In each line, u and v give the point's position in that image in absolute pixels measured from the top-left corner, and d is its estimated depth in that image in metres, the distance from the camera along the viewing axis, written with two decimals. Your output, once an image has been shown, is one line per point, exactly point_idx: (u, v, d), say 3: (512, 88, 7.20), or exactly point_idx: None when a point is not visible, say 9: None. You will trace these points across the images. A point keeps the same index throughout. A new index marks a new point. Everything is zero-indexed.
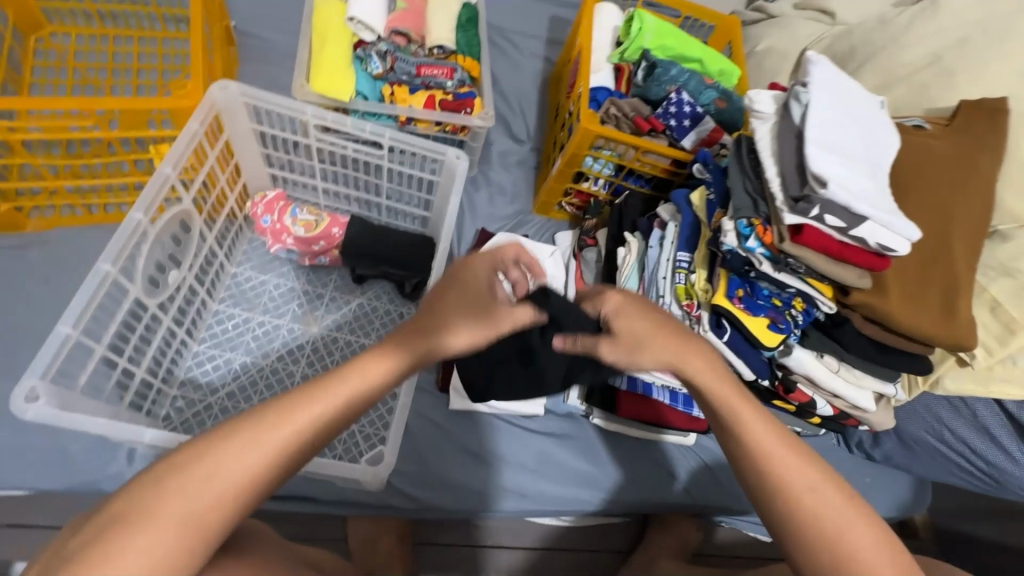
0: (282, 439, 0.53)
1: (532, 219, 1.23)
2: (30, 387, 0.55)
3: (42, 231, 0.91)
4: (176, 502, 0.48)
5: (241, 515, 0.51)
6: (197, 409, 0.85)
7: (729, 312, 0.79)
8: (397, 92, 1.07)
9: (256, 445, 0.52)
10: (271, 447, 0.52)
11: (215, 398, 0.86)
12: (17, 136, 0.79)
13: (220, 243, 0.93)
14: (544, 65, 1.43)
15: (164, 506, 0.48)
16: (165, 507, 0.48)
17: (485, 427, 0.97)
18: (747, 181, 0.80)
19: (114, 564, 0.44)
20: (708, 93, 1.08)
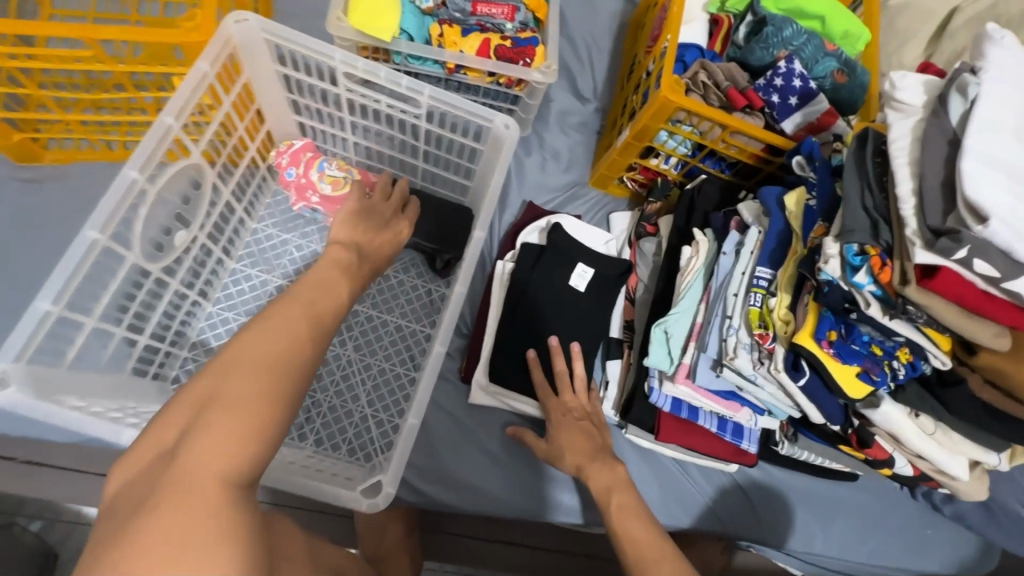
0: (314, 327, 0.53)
1: (587, 194, 1.09)
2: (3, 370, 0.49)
3: (59, 164, 0.86)
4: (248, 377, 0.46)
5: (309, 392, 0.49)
6: None
7: (812, 355, 0.64)
8: (447, 33, 0.92)
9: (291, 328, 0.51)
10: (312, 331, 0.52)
11: None
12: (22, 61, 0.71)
13: (240, 196, 0.85)
14: (624, 7, 1.21)
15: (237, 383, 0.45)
16: (238, 383, 0.45)
17: (506, 427, 0.89)
18: (867, 193, 0.63)
19: (209, 434, 0.41)
20: (826, 63, 0.86)
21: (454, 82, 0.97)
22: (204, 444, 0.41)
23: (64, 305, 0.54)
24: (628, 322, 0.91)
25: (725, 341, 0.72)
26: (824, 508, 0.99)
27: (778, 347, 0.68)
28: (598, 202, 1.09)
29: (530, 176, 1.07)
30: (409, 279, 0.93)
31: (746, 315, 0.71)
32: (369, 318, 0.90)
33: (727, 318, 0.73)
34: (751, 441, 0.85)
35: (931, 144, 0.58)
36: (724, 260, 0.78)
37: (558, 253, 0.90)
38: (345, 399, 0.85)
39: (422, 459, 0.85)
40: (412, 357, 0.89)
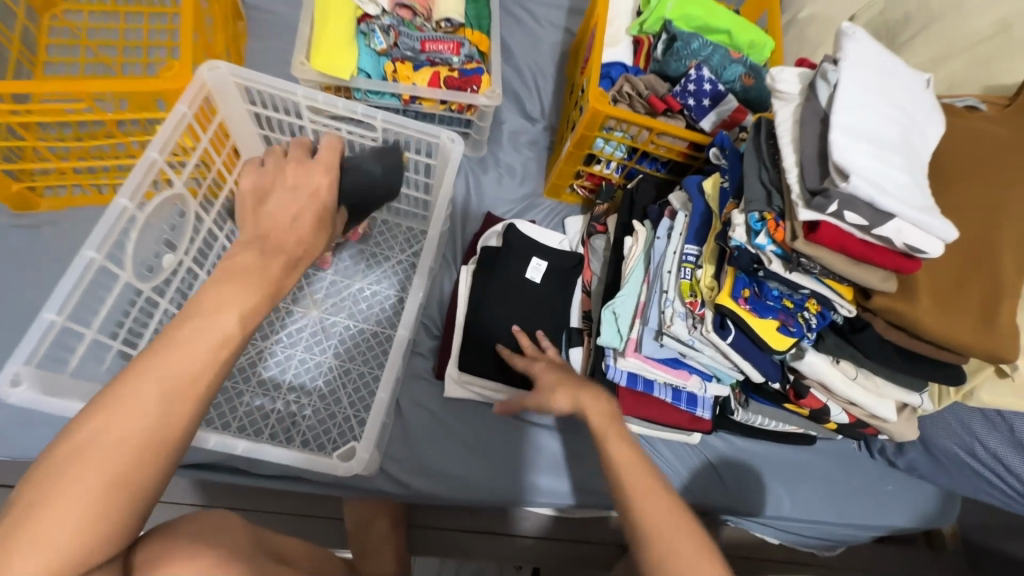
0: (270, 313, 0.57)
1: (542, 203, 1.19)
2: (16, 374, 0.56)
3: (55, 210, 0.94)
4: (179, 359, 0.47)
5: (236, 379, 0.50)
6: None
7: (733, 313, 0.73)
8: (400, 69, 1.03)
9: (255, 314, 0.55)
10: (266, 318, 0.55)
11: None
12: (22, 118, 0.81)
13: (222, 225, 0.93)
14: (563, 37, 1.35)
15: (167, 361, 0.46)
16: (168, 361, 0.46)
17: (480, 417, 0.96)
18: (763, 170, 0.73)
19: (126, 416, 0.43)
20: (734, 69, 0.99)
21: (411, 111, 1.09)
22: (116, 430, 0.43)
23: (66, 316, 0.61)
24: (586, 312, 0.98)
25: (664, 312, 0.81)
26: (787, 473, 1.05)
27: (707, 311, 0.76)
28: (553, 210, 1.19)
29: (488, 191, 1.17)
30: (381, 289, 1.01)
31: (679, 288, 0.80)
32: (346, 326, 0.98)
33: (664, 293, 0.82)
34: (704, 408, 0.92)
35: (806, 123, 0.69)
36: (659, 243, 0.88)
37: (511, 253, 0.98)
38: (328, 402, 0.92)
39: (403, 453, 0.91)
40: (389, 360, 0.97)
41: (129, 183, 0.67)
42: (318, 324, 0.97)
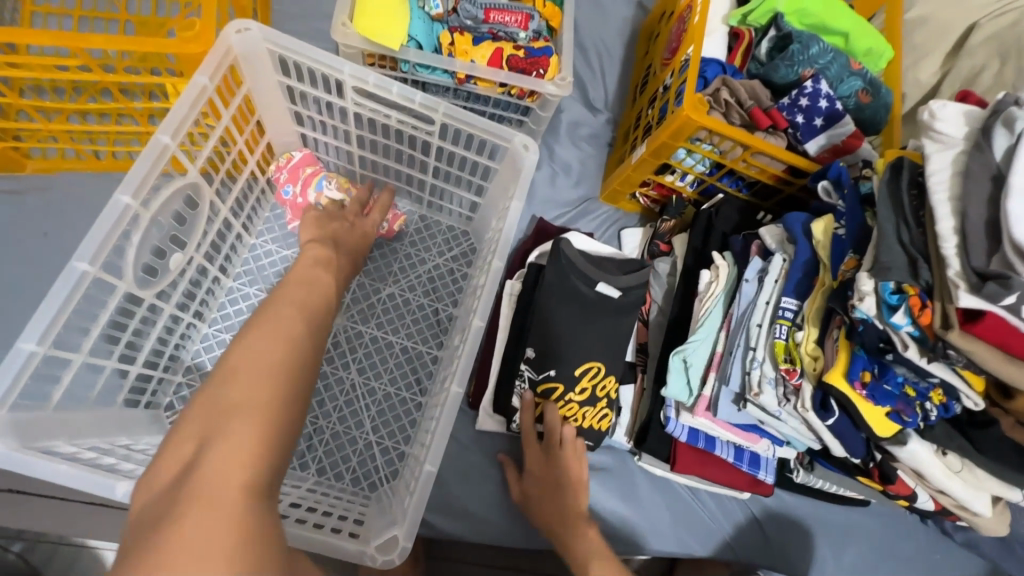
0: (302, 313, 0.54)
1: (598, 209, 1.05)
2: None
3: (43, 174, 0.80)
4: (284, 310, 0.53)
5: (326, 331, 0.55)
6: None
7: (842, 395, 0.62)
8: (458, 41, 0.87)
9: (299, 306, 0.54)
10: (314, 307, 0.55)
11: None
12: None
13: (238, 212, 0.79)
14: (636, 13, 1.18)
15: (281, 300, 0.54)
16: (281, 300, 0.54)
17: (516, 455, 0.86)
18: (903, 228, 0.60)
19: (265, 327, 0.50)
20: (852, 82, 0.84)
21: (463, 92, 0.93)
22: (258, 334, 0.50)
23: (51, 343, 0.50)
24: (642, 345, 0.88)
25: (749, 374, 0.70)
26: (834, 535, 0.96)
27: (805, 384, 0.65)
28: (609, 218, 1.05)
29: (540, 191, 1.03)
30: (415, 297, 0.88)
31: (771, 349, 0.69)
32: (373, 337, 0.86)
33: (750, 350, 0.71)
34: (768, 471, 0.83)
35: (973, 180, 0.56)
36: (747, 288, 0.75)
37: (556, 288, 0.79)
38: (348, 424, 0.81)
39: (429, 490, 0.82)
40: (418, 381, 0.85)
41: (136, 179, 0.54)
42: (341, 334, 0.85)
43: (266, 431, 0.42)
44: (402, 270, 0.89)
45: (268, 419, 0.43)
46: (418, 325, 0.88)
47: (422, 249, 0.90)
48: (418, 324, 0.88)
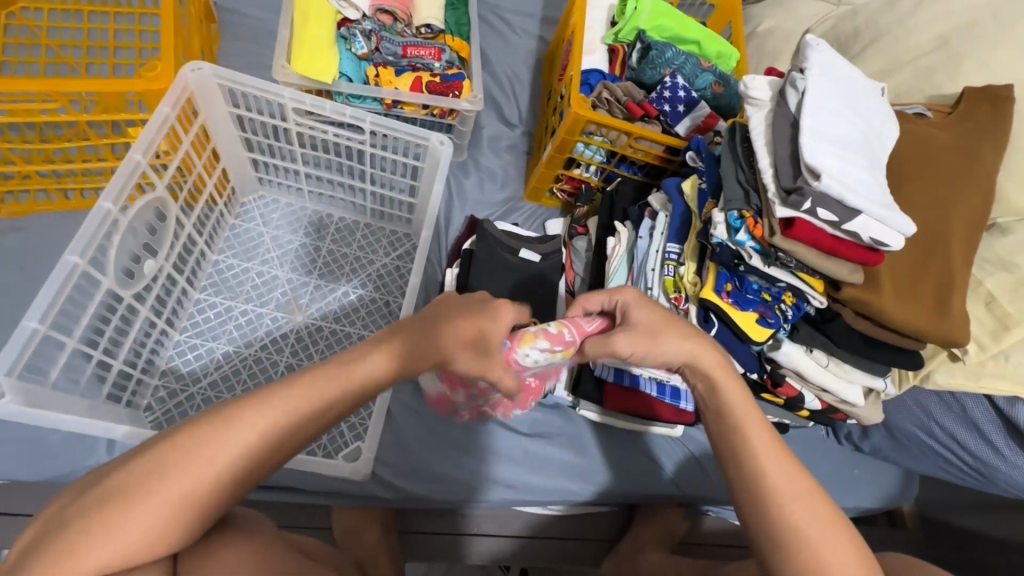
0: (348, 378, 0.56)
1: (522, 206, 1.21)
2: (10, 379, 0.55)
3: (17, 216, 0.89)
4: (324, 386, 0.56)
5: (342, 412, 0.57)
6: (179, 399, 0.83)
7: (716, 306, 0.77)
8: (382, 74, 1.04)
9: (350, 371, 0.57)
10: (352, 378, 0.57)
11: (197, 388, 0.84)
12: None
13: (201, 230, 0.90)
14: (538, 45, 1.39)
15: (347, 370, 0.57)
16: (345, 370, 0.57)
17: (472, 420, 0.97)
18: (739, 171, 0.78)
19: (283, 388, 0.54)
20: (705, 77, 1.04)
21: (393, 115, 1.09)
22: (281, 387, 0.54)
23: (48, 325, 0.59)
24: None
25: None
26: None
27: (690, 305, 0.81)
28: (533, 213, 1.21)
29: (470, 195, 1.18)
30: (367, 293, 0.96)
31: (663, 284, 0.84)
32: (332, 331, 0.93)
33: (648, 290, 0.86)
34: (688, 401, 0.95)
35: (778, 127, 0.74)
36: (642, 243, 0.92)
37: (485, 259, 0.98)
38: None
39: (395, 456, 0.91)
40: None
41: (110, 193, 0.65)
42: (303, 330, 0.91)
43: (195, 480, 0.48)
44: (354, 271, 0.98)
45: (164, 513, 0.47)
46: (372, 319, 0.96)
47: (371, 248, 1.01)
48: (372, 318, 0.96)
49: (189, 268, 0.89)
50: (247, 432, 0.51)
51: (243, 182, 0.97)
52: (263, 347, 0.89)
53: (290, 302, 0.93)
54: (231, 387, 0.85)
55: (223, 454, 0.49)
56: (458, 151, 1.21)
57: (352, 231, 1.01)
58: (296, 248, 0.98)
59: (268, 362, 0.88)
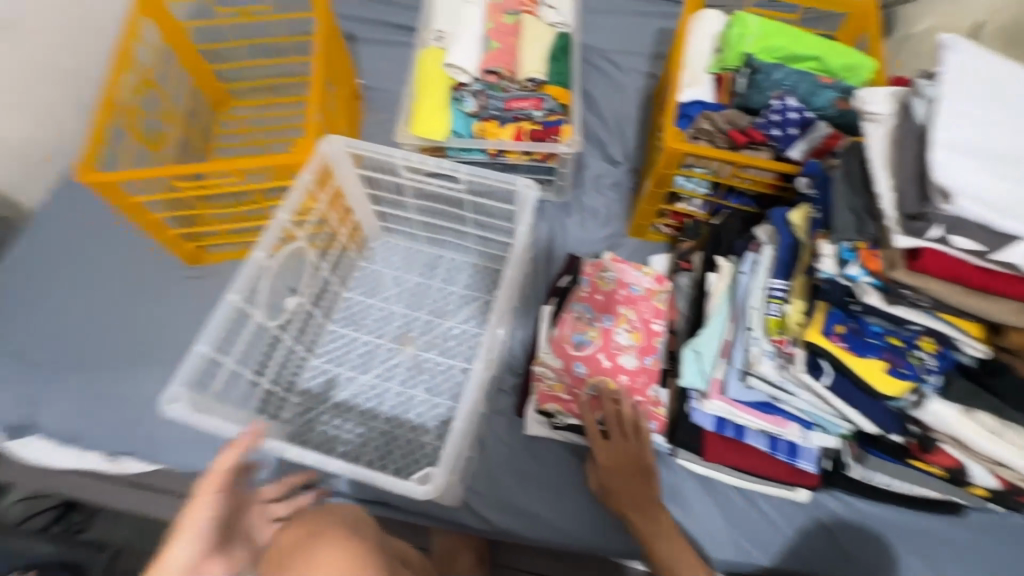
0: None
1: (626, 242, 1.20)
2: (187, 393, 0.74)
3: (215, 264, 1.15)
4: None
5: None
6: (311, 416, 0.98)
7: (827, 352, 0.66)
8: (487, 127, 1.13)
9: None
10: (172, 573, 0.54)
11: (325, 407, 0.98)
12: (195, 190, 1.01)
13: (335, 271, 1.07)
14: (647, 82, 1.40)
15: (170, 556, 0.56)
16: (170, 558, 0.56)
17: (559, 458, 0.96)
18: (854, 197, 0.68)
19: None
20: (826, 94, 0.94)
21: (499, 164, 1.19)
22: None
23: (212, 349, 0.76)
24: (672, 352, 0.97)
25: (749, 350, 0.76)
26: (930, 548, 0.87)
27: (797, 349, 0.70)
28: (638, 249, 1.19)
29: (572, 233, 1.21)
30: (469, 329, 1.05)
31: (765, 325, 0.75)
32: (437, 363, 1.02)
33: (749, 331, 0.77)
34: (808, 460, 0.83)
35: (902, 143, 0.63)
36: (743, 279, 0.84)
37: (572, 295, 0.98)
38: (417, 433, 0.96)
39: (483, 485, 0.95)
40: None
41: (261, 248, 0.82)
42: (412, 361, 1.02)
43: None
44: (458, 308, 1.07)
45: None
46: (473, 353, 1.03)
47: (476, 287, 1.09)
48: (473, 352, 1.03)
49: (325, 304, 1.05)
50: None
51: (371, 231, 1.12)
52: (380, 374, 1.01)
53: (403, 335, 1.05)
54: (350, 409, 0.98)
55: None
56: (562, 193, 1.25)
57: (461, 271, 1.10)
58: (412, 287, 1.10)
59: (382, 388, 1.00)
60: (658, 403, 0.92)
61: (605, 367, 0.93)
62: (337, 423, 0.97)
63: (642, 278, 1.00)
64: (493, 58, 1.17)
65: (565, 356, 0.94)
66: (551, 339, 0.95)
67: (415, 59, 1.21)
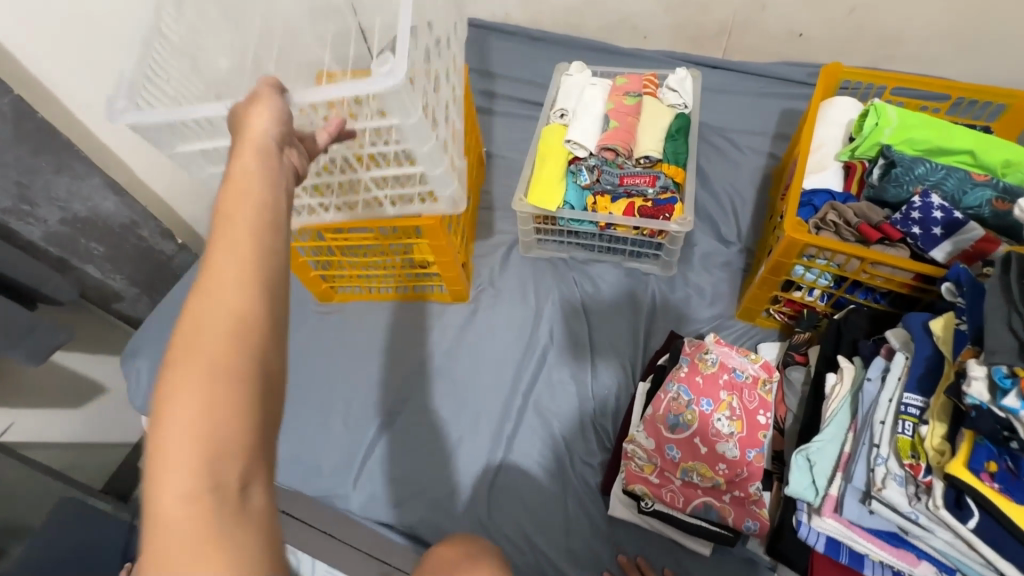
0: (228, 301, 0.45)
1: (733, 324, 1.16)
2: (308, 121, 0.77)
3: (341, 303, 1.27)
4: (221, 274, 0.46)
5: (240, 268, 0.47)
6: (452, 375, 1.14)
7: (974, 490, 0.58)
8: (600, 202, 1.18)
9: (211, 300, 0.45)
10: (225, 298, 0.45)
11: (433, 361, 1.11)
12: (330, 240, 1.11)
13: (495, 278, 1.26)
14: (767, 161, 1.38)
15: (215, 269, 0.46)
16: (215, 269, 0.46)
17: (647, 545, 0.92)
18: (1016, 315, 0.61)
19: (197, 349, 0.43)
20: (979, 192, 0.86)
21: (607, 236, 1.22)
22: (192, 359, 0.43)
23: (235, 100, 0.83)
24: (777, 452, 0.91)
25: (873, 470, 0.68)
26: None
27: (935, 480, 0.63)
28: (746, 332, 1.14)
29: (676, 308, 1.19)
30: (612, 366, 1.13)
31: (895, 444, 0.68)
32: (567, 384, 1.11)
33: (874, 447, 0.70)
34: None
35: None
36: (869, 386, 0.76)
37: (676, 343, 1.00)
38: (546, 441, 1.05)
39: (562, 560, 0.93)
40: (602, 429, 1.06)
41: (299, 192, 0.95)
42: (547, 373, 1.13)
43: (222, 408, 0.42)
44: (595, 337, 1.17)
45: (224, 406, 0.42)
46: (613, 385, 1.11)
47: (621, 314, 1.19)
48: (612, 383, 1.11)
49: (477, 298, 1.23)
50: (219, 348, 0.44)
51: (440, 177, 0.90)
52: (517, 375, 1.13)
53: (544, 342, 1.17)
54: (481, 413, 1.10)
55: (225, 346, 0.44)
56: (669, 269, 1.23)
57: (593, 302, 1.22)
58: (513, 346, 1.17)
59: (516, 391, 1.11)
60: (761, 502, 0.84)
61: (703, 453, 0.88)
62: (470, 413, 1.10)
63: (747, 363, 0.94)
64: (611, 136, 1.22)
65: (658, 436, 0.90)
66: (645, 417, 0.93)
67: (537, 134, 1.28)
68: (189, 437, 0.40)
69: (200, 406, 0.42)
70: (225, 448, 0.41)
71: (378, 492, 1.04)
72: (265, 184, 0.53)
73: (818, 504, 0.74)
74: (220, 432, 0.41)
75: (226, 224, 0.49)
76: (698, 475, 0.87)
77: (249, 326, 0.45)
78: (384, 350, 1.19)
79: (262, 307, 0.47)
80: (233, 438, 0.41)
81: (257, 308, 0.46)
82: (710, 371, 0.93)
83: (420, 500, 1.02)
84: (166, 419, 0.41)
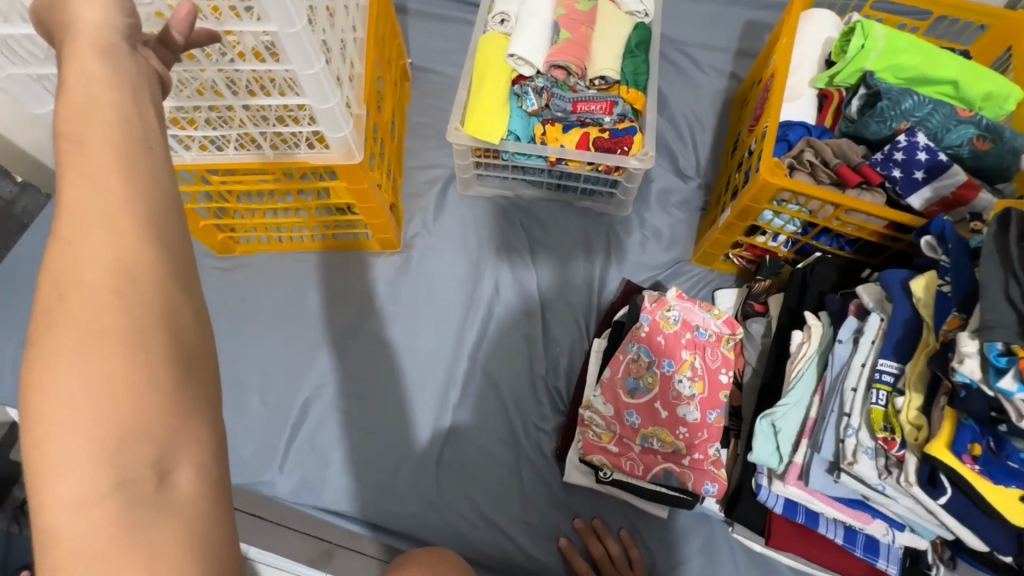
0: (95, 234, 0.29)
1: (690, 269, 1.08)
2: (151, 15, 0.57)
3: (246, 254, 1.05)
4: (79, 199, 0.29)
5: (112, 192, 0.30)
6: (384, 331, 1.01)
7: (951, 470, 0.57)
8: (550, 131, 1.01)
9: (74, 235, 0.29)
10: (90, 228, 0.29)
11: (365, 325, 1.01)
12: (216, 185, 0.88)
13: (434, 215, 1.10)
14: (728, 83, 1.24)
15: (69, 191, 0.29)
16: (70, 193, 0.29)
17: (603, 507, 0.90)
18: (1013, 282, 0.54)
19: (61, 315, 0.28)
20: (961, 130, 0.79)
21: (558, 172, 1.06)
22: (55, 334, 0.28)
23: None
24: (734, 409, 0.86)
25: (842, 442, 0.65)
26: None
27: (908, 455, 0.61)
28: (702, 278, 1.08)
29: (631, 254, 1.09)
30: (569, 312, 1.04)
31: (867, 415, 0.64)
32: (517, 331, 1.02)
33: (845, 416, 0.67)
34: (889, 560, 0.73)
35: None
36: (840, 349, 0.71)
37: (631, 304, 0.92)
38: (496, 398, 0.97)
39: (517, 529, 0.89)
40: (558, 379, 0.99)
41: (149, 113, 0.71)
42: (496, 318, 1.03)
43: (106, 400, 0.27)
44: (545, 278, 1.07)
45: (114, 398, 0.27)
46: (569, 331, 1.03)
47: (575, 249, 1.09)
48: (569, 329, 1.03)
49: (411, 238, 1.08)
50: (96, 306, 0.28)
51: (332, 117, 0.71)
52: (462, 319, 1.03)
53: (491, 278, 1.06)
54: (423, 372, 0.99)
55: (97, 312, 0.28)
56: (623, 208, 1.11)
57: (543, 236, 1.10)
58: (456, 300, 1.04)
59: (462, 339, 1.01)
60: (719, 462, 0.81)
61: (663, 418, 0.83)
62: (409, 369, 0.99)
63: (710, 320, 0.87)
64: (561, 51, 1.02)
65: (617, 402, 0.84)
66: (602, 381, 0.86)
67: (474, 45, 1.05)
68: (73, 419, 0.27)
69: (80, 392, 0.27)
70: (133, 427, 0.28)
71: (310, 475, 0.93)
72: (119, 68, 0.33)
73: (782, 473, 0.71)
74: (112, 427, 0.27)
75: (77, 119, 0.31)
76: (659, 441, 0.82)
77: (140, 264, 0.29)
78: (303, 314, 1.02)
79: (153, 240, 0.30)
80: (145, 416, 0.28)
81: (155, 237, 0.30)
82: (672, 332, 0.85)
83: (361, 480, 0.92)
84: (39, 396, 0.27)
